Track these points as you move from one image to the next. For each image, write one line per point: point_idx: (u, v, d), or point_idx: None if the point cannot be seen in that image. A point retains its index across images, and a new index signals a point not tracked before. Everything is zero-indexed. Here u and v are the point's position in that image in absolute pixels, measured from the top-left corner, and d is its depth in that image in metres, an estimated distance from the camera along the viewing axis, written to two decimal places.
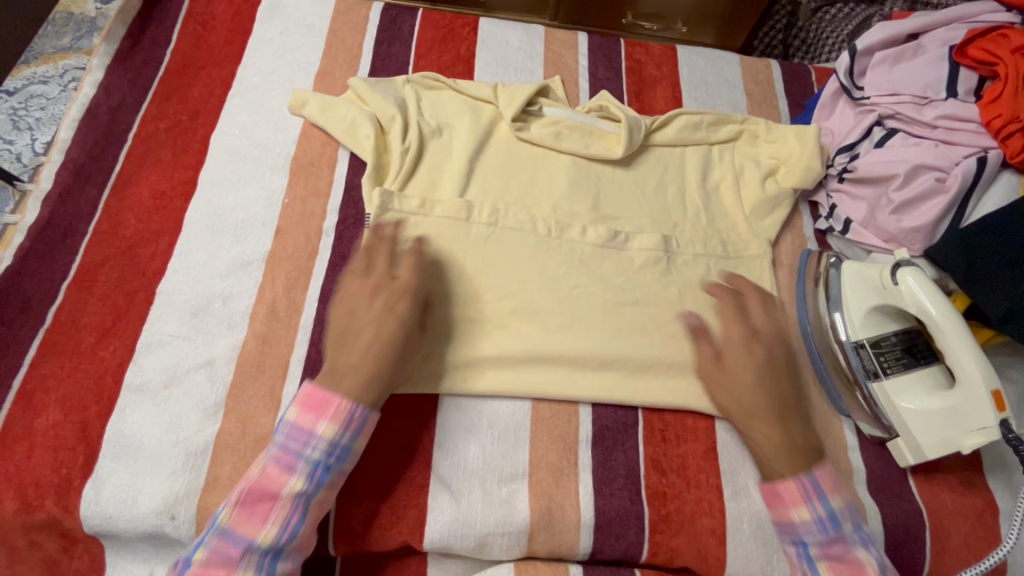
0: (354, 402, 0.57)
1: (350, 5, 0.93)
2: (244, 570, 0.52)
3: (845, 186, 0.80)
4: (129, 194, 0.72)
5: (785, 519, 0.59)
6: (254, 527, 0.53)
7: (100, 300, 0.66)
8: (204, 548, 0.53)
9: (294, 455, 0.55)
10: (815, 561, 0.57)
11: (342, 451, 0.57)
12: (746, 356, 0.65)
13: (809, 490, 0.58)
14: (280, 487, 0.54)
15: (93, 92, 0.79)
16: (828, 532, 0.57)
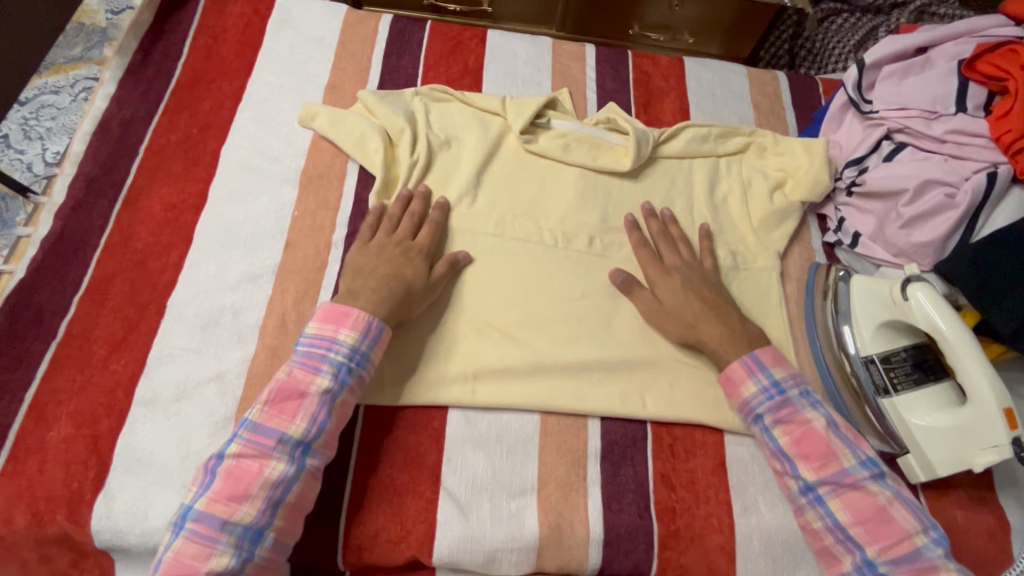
0: (372, 313, 0.64)
1: (359, 17, 0.94)
2: (278, 458, 0.56)
3: (854, 200, 0.80)
4: (141, 207, 0.73)
5: (739, 399, 0.66)
6: (286, 421, 0.58)
7: (112, 313, 0.66)
8: (237, 443, 0.57)
9: (319, 357, 0.61)
10: (770, 428, 0.64)
11: (362, 356, 0.62)
12: (670, 284, 0.73)
13: (749, 363, 0.66)
14: (307, 386, 0.59)
15: (105, 105, 0.79)
16: (775, 398, 0.64)
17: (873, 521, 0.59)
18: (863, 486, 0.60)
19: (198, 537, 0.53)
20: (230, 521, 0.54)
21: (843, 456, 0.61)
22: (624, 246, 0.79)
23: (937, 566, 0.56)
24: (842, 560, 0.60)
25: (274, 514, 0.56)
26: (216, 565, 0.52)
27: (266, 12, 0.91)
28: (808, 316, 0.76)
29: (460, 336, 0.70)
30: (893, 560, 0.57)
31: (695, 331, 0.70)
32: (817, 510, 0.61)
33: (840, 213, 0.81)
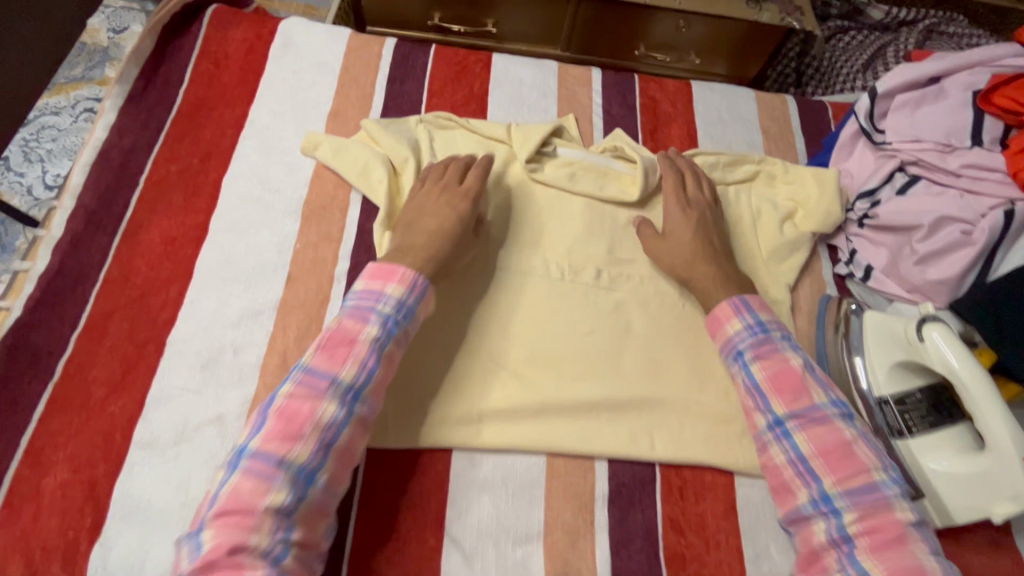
0: (417, 271, 0.66)
1: (363, 42, 0.92)
2: (330, 401, 0.57)
3: (866, 232, 0.78)
4: (140, 241, 0.72)
5: (723, 335, 0.69)
6: (337, 365, 0.59)
7: (111, 352, 0.65)
8: (291, 384, 0.58)
9: (367, 309, 0.62)
10: (748, 363, 0.66)
11: (408, 310, 0.64)
12: (682, 222, 0.77)
13: (737, 304, 0.69)
14: (356, 334, 0.61)
15: (105, 135, 0.78)
16: (758, 335, 0.67)
17: (835, 454, 0.60)
18: (831, 422, 0.62)
19: (255, 473, 0.52)
20: (286, 458, 0.54)
21: (814, 393, 0.63)
22: (632, 279, 0.78)
23: (891, 504, 0.58)
24: (798, 493, 0.61)
25: (327, 456, 0.56)
26: (273, 501, 0.52)
27: (269, 37, 0.90)
28: (820, 351, 0.75)
29: (463, 373, 0.69)
30: (848, 491, 0.59)
31: (690, 268, 0.74)
32: (782, 444, 0.62)
33: (851, 244, 0.80)
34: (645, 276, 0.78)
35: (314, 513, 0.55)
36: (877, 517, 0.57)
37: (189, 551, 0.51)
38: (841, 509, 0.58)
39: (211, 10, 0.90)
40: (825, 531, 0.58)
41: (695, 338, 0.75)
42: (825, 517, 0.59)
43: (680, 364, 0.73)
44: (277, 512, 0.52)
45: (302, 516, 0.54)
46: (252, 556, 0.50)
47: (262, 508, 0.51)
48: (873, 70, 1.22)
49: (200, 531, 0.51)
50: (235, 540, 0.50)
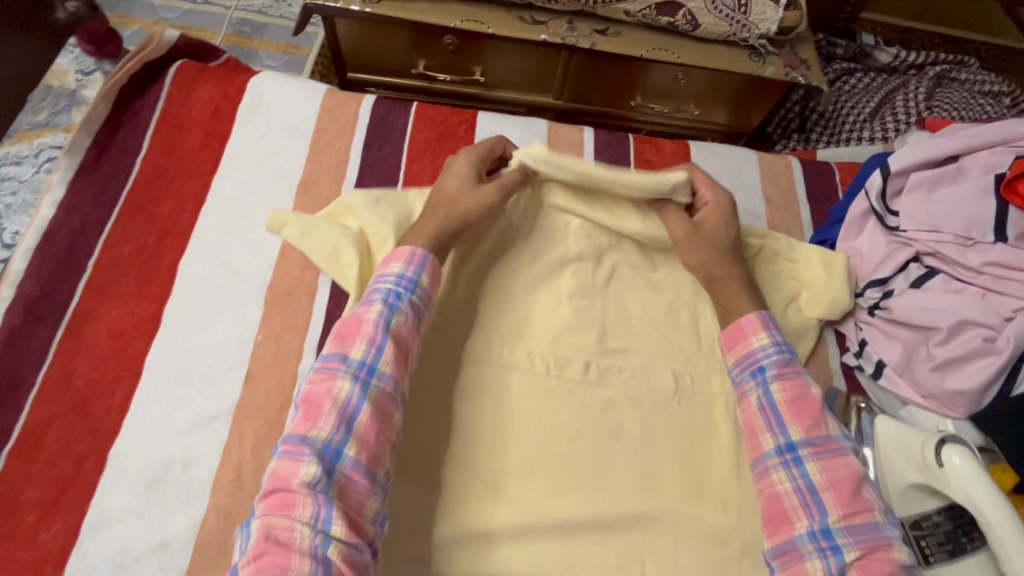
0: (416, 245, 0.66)
1: (339, 100, 0.86)
2: (343, 379, 0.56)
3: (877, 322, 0.72)
4: (85, 336, 0.66)
5: (743, 350, 0.66)
6: (347, 346, 0.59)
7: (46, 469, 0.59)
8: (309, 377, 0.57)
9: (370, 292, 0.63)
10: (769, 382, 0.62)
11: (412, 284, 0.63)
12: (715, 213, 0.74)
13: (763, 319, 0.67)
14: (362, 316, 0.60)
15: (52, 213, 0.72)
16: (783, 354, 0.64)
17: (845, 487, 0.56)
18: (845, 455, 0.58)
19: (285, 450, 0.52)
20: (309, 436, 0.53)
21: (829, 424, 0.60)
22: (623, 371, 0.72)
23: (892, 545, 0.53)
24: (797, 524, 0.56)
25: (349, 432, 0.54)
26: (306, 475, 0.50)
27: (237, 97, 0.84)
28: None
29: (437, 488, 0.63)
30: (852, 527, 0.54)
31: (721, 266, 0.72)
32: (790, 471, 0.58)
33: (861, 333, 0.74)
34: (638, 368, 0.72)
35: (351, 489, 0.52)
36: (875, 555, 0.52)
37: (242, 541, 0.51)
38: (841, 545, 0.53)
39: (175, 67, 0.84)
40: (817, 567, 0.53)
41: (691, 441, 0.69)
42: (821, 553, 0.54)
43: (675, 472, 0.67)
44: (312, 486, 0.50)
45: (339, 493, 0.51)
46: (299, 528, 0.49)
47: (296, 483, 0.50)
48: (881, 119, 1.17)
49: (250, 518, 0.51)
50: (282, 517, 0.49)
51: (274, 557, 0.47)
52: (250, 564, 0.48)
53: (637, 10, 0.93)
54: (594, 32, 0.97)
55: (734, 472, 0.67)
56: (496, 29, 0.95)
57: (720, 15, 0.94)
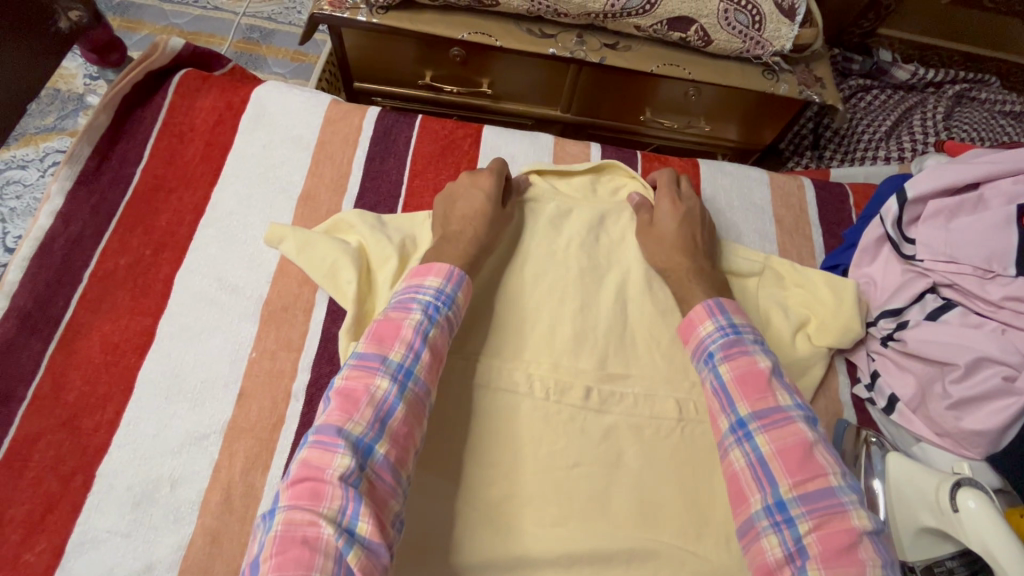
0: (452, 264, 0.66)
1: (342, 112, 0.85)
2: (382, 378, 0.55)
3: (890, 353, 0.70)
4: (78, 349, 0.65)
5: (695, 338, 0.67)
6: (387, 348, 0.58)
7: (32, 486, 0.58)
8: (343, 373, 0.56)
9: (407, 300, 0.62)
10: (716, 364, 0.62)
11: (449, 298, 0.64)
12: (671, 213, 0.78)
13: (712, 306, 0.67)
14: (400, 321, 0.60)
15: (49, 223, 0.71)
16: (728, 335, 0.64)
17: (794, 456, 0.55)
18: (794, 423, 0.57)
19: (320, 439, 0.50)
20: (345, 429, 0.51)
21: (780, 395, 0.59)
22: (625, 398, 0.69)
23: (848, 510, 0.51)
24: (752, 500, 0.55)
25: (383, 430, 0.53)
26: (340, 467, 0.49)
27: (240, 107, 0.83)
28: None
29: (428, 516, 0.61)
30: (804, 495, 0.53)
31: (667, 259, 0.75)
32: (743, 446, 0.57)
33: (873, 364, 0.72)
34: (640, 394, 0.70)
35: (379, 488, 0.51)
36: (829, 523, 0.51)
37: (261, 533, 0.48)
38: (796, 517, 0.52)
39: (179, 76, 0.83)
40: (775, 542, 0.52)
41: (695, 472, 0.66)
42: (777, 527, 0.52)
43: (676, 505, 0.64)
44: (344, 479, 0.48)
45: (368, 490, 0.50)
46: (327, 523, 0.46)
47: (329, 474, 0.48)
48: (896, 138, 1.14)
49: (274, 508, 0.48)
50: (308, 508, 0.47)
51: (300, 550, 0.45)
52: (271, 558, 0.45)
53: (648, 25, 0.91)
54: (604, 46, 0.96)
55: None
56: (504, 42, 0.94)
57: (734, 32, 0.91)
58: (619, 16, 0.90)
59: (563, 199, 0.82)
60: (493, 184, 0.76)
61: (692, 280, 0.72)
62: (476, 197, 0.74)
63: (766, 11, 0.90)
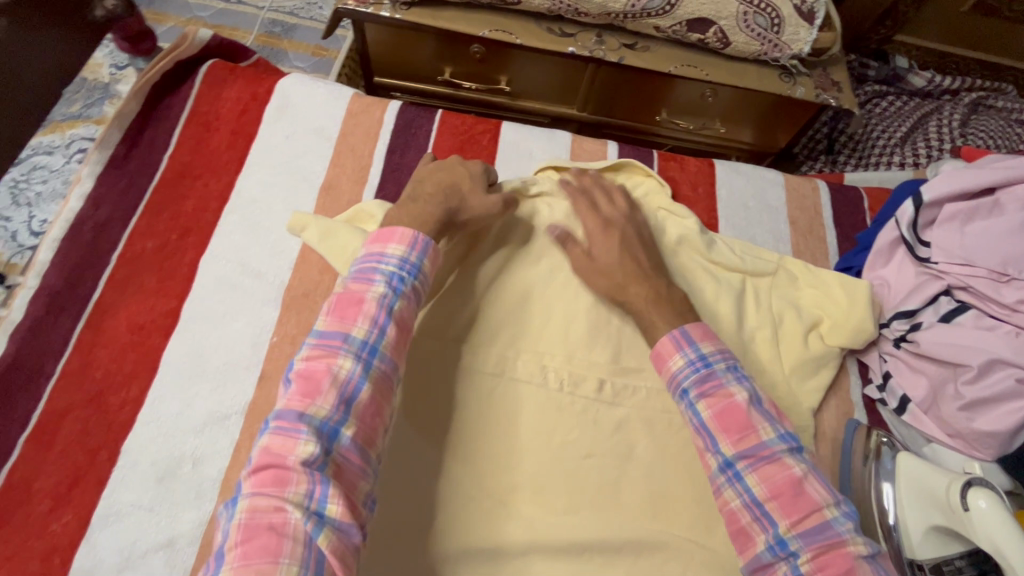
0: (416, 229, 0.63)
1: (364, 105, 0.87)
2: (345, 357, 0.54)
3: (902, 354, 0.71)
4: (105, 328, 0.66)
5: (666, 371, 0.64)
6: (347, 326, 0.56)
7: (60, 459, 0.60)
8: (303, 354, 0.55)
9: (370, 271, 0.60)
10: (694, 403, 0.61)
11: (416, 268, 0.61)
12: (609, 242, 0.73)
13: (678, 338, 0.64)
14: (363, 295, 0.58)
15: (79, 206, 0.73)
16: (701, 371, 0.61)
17: (786, 495, 0.55)
18: (780, 460, 0.56)
19: (281, 427, 0.49)
20: (307, 413, 0.50)
21: (762, 429, 0.58)
22: (637, 392, 0.70)
23: (844, 540, 0.52)
24: (756, 539, 0.55)
25: (348, 411, 0.52)
26: (302, 454, 0.48)
27: (265, 99, 0.85)
28: (844, 488, 0.68)
29: (444, 498, 0.62)
30: (803, 533, 0.53)
31: (621, 291, 0.70)
32: (734, 486, 0.57)
33: (885, 365, 0.73)
34: (652, 389, 0.71)
35: (347, 471, 0.50)
36: (830, 555, 0.52)
37: (226, 521, 0.48)
38: (797, 552, 0.53)
39: (206, 67, 0.85)
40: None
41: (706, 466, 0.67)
42: (783, 564, 0.53)
43: (686, 497, 0.65)
44: (308, 465, 0.48)
45: (335, 473, 0.50)
46: (293, 510, 0.46)
47: (292, 461, 0.48)
48: (912, 144, 1.14)
49: (237, 496, 0.48)
50: (272, 495, 0.47)
51: (266, 538, 0.45)
52: (236, 547, 0.45)
53: (668, 26, 0.92)
54: (623, 46, 0.97)
55: None
56: (524, 39, 0.95)
57: (752, 34, 0.92)
58: (639, 17, 0.91)
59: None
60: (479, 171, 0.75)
61: (649, 309, 0.68)
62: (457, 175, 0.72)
63: (785, 14, 0.90)
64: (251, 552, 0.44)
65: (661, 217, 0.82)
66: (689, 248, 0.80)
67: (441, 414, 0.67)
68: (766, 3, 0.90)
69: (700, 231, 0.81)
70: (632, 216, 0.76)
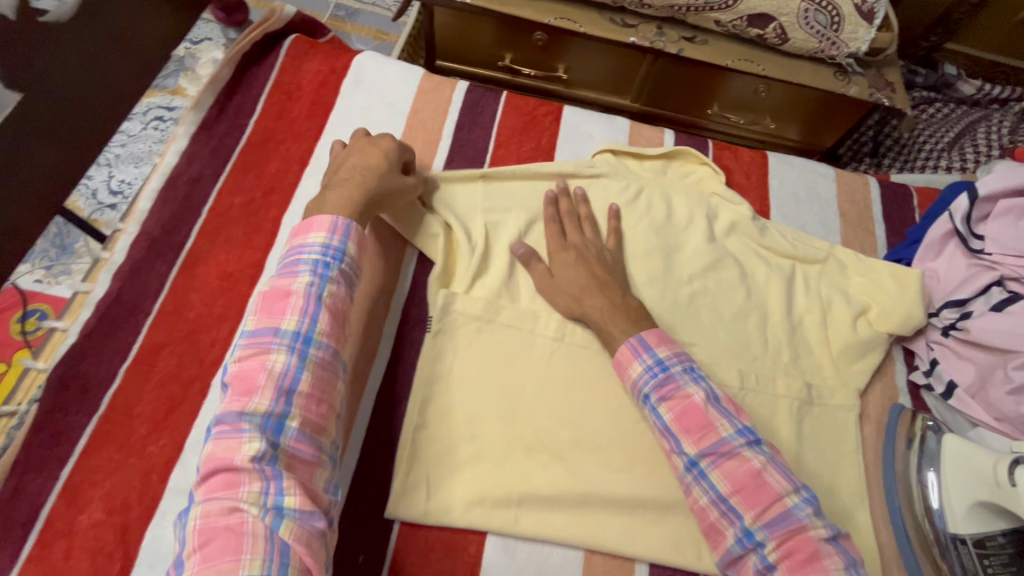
0: (337, 214, 0.64)
1: (434, 83, 0.91)
2: (278, 350, 0.55)
3: (951, 342, 0.73)
4: (197, 274, 0.71)
5: (627, 378, 0.66)
6: (277, 320, 0.57)
7: (157, 389, 0.65)
8: (236, 356, 0.56)
9: (294, 263, 0.60)
10: (656, 407, 0.63)
11: (343, 251, 0.62)
12: (567, 260, 0.75)
13: (636, 344, 0.66)
14: (288, 287, 0.58)
15: (175, 161, 0.79)
16: (658, 374, 0.64)
17: (747, 488, 0.57)
18: (739, 454, 0.59)
19: (222, 432, 0.51)
20: (247, 412, 0.52)
21: (719, 426, 0.60)
22: None
23: (805, 525, 0.55)
24: (726, 533, 0.58)
25: (290, 402, 0.53)
26: (249, 452, 0.50)
27: (343, 72, 0.89)
28: (887, 468, 0.71)
29: (506, 448, 0.66)
30: (767, 523, 0.56)
31: (578, 303, 0.72)
32: (701, 484, 0.60)
33: (932, 352, 0.75)
34: (706, 363, 0.73)
35: (298, 462, 0.52)
36: (795, 540, 0.55)
37: (182, 532, 0.49)
38: (764, 543, 0.55)
39: (290, 41, 0.91)
40: (754, 568, 0.56)
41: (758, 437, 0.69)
42: (753, 554, 0.56)
43: None
44: (257, 462, 0.50)
45: (287, 465, 0.51)
46: (248, 507, 0.48)
47: (239, 461, 0.50)
48: (959, 149, 1.14)
49: (190, 505, 0.50)
50: (225, 497, 0.49)
51: (224, 539, 0.46)
52: (196, 553, 0.46)
53: (728, 20, 0.95)
54: (682, 39, 1.00)
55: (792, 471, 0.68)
56: (588, 28, 0.99)
57: (812, 31, 0.95)
58: (702, 10, 0.95)
59: (636, 177, 0.86)
60: (393, 146, 0.74)
61: (607, 320, 0.69)
62: (371, 151, 0.73)
63: (845, 13, 0.93)
64: (209, 555, 0.45)
65: (715, 202, 0.85)
66: (742, 233, 0.83)
67: (504, 371, 0.70)
68: (828, 2, 0.92)
69: (753, 217, 0.84)
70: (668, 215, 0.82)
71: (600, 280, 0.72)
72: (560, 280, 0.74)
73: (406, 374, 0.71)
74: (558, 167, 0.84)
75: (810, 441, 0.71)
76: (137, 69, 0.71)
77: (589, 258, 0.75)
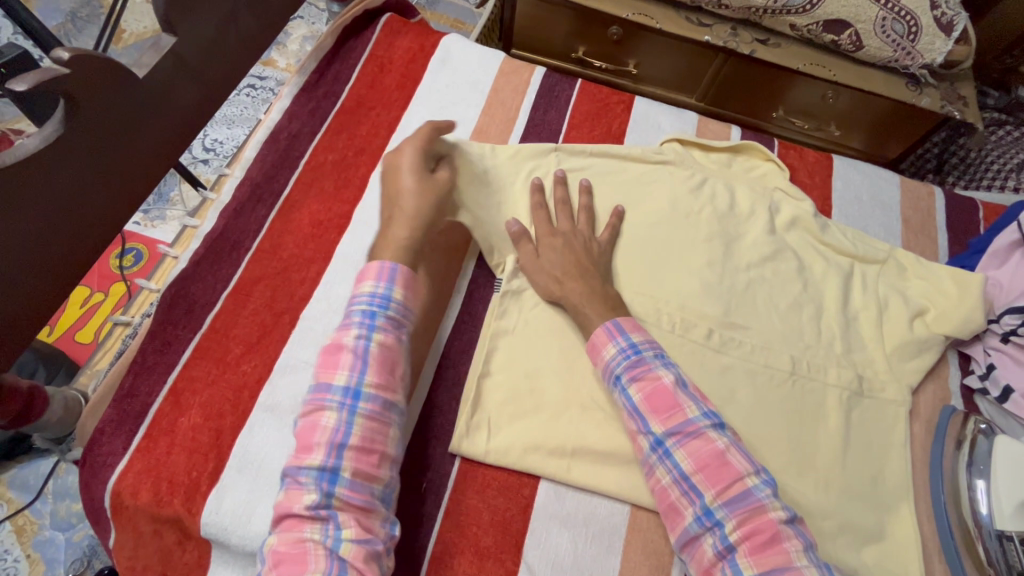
0: (386, 259, 0.66)
1: (514, 67, 0.97)
2: (331, 409, 0.59)
3: (1009, 350, 0.74)
4: (292, 219, 0.78)
5: (601, 362, 0.68)
6: (331, 375, 0.61)
7: (252, 316, 0.71)
8: (302, 412, 0.61)
9: (350, 315, 0.64)
10: (626, 388, 0.65)
11: (389, 297, 0.64)
12: (558, 243, 0.76)
13: (610, 328, 0.68)
14: (342, 342, 0.62)
15: (279, 118, 0.87)
16: (631, 358, 0.66)
17: (710, 466, 0.59)
18: (704, 434, 0.61)
19: (288, 484, 0.56)
20: (304, 466, 0.57)
21: (686, 408, 0.62)
22: (742, 345, 0.75)
23: (765, 505, 0.57)
24: (685, 513, 0.59)
25: (342, 455, 0.57)
26: (307, 501, 0.55)
27: (432, 49, 0.96)
28: (934, 466, 0.72)
29: (563, 406, 0.70)
30: (727, 502, 0.58)
31: (559, 288, 0.73)
32: (665, 464, 0.61)
33: (989, 358, 0.77)
34: (758, 346, 0.75)
35: (353, 506, 0.56)
36: (756, 519, 0.56)
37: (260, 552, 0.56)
38: (723, 521, 0.57)
39: (385, 18, 0.98)
40: (714, 549, 0.57)
41: (805, 421, 0.71)
42: (710, 534, 0.58)
43: (788, 443, 0.69)
44: (313, 509, 0.55)
45: (342, 508, 0.56)
46: (312, 536, 0.54)
47: (299, 508, 0.55)
48: None
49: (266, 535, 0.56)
50: (296, 531, 0.55)
51: (292, 564, 0.53)
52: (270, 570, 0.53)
53: (805, 24, 1.01)
54: (755, 40, 1.07)
55: (839, 458, 0.69)
56: (664, 24, 1.06)
57: (888, 40, 1.00)
58: (778, 13, 1.00)
59: (701, 167, 0.89)
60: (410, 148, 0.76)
61: (585, 305, 0.71)
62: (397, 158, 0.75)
63: (923, 23, 0.98)
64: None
65: (778, 196, 0.88)
66: (803, 228, 0.85)
67: (565, 333, 0.74)
68: (906, 12, 0.97)
69: (815, 214, 0.86)
70: (732, 205, 0.85)
71: (582, 266, 0.74)
72: (545, 262, 0.75)
73: (472, 328, 0.76)
74: (627, 151, 0.87)
75: (858, 432, 0.72)
76: (264, 31, 0.78)
77: (575, 247, 0.76)
